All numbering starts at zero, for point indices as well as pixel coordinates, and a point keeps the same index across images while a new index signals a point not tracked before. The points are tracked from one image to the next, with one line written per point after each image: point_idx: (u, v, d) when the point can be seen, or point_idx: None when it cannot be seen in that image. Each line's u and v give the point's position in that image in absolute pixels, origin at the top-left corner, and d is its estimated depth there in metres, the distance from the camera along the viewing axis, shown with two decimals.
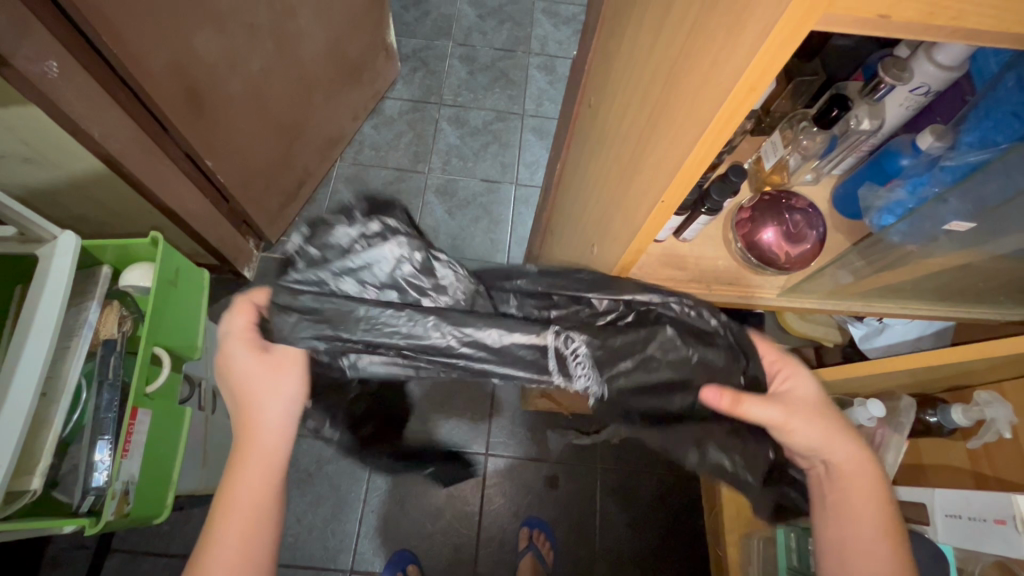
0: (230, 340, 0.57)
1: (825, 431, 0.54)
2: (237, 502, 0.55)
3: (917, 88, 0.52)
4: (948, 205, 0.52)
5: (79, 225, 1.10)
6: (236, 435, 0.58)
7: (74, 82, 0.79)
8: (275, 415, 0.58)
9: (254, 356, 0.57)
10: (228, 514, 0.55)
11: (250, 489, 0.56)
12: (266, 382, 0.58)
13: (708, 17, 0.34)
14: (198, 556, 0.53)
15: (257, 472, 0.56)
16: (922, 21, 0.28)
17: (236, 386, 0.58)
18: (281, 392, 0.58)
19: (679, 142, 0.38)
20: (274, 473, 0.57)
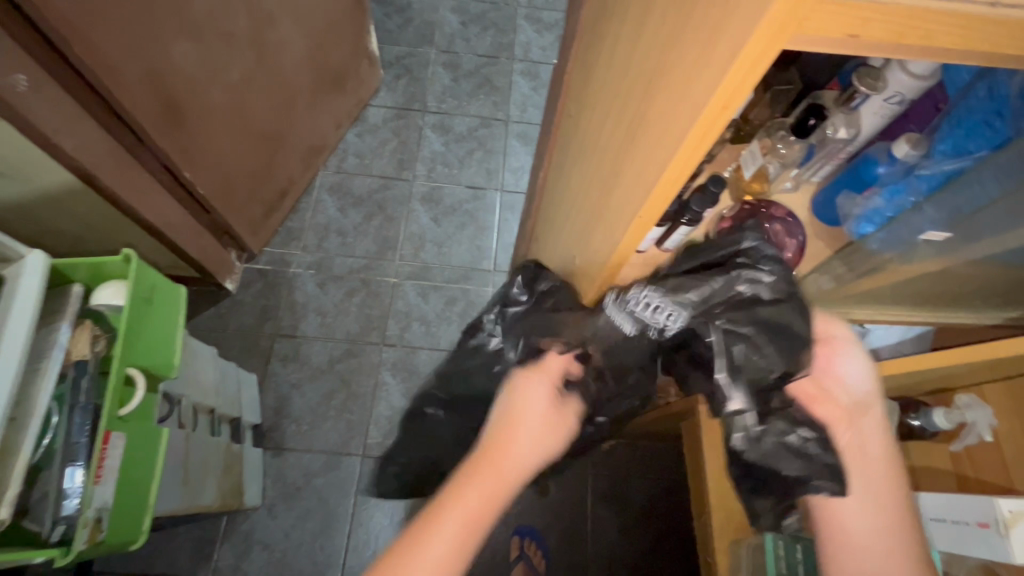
0: (542, 378, 0.63)
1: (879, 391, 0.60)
2: (459, 503, 0.54)
3: (891, 97, 0.52)
4: (924, 213, 0.54)
5: (53, 241, 1.07)
6: (492, 445, 0.59)
7: (44, 95, 0.77)
8: (528, 453, 0.59)
9: (551, 403, 0.62)
10: (447, 511, 0.54)
11: (466, 517, 0.54)
12: (546, 437, 0.61)
13: (681, 35, 0.34)
14: (412, 542, 0.52)
15: (484, 491, 0.55)
16: (889, 40, 0.28)
17: (523, 421, 0.60)
18: (545, 448, 0.61)
19: (655, 159, 0.38)
20: (497, 499, 0.56)
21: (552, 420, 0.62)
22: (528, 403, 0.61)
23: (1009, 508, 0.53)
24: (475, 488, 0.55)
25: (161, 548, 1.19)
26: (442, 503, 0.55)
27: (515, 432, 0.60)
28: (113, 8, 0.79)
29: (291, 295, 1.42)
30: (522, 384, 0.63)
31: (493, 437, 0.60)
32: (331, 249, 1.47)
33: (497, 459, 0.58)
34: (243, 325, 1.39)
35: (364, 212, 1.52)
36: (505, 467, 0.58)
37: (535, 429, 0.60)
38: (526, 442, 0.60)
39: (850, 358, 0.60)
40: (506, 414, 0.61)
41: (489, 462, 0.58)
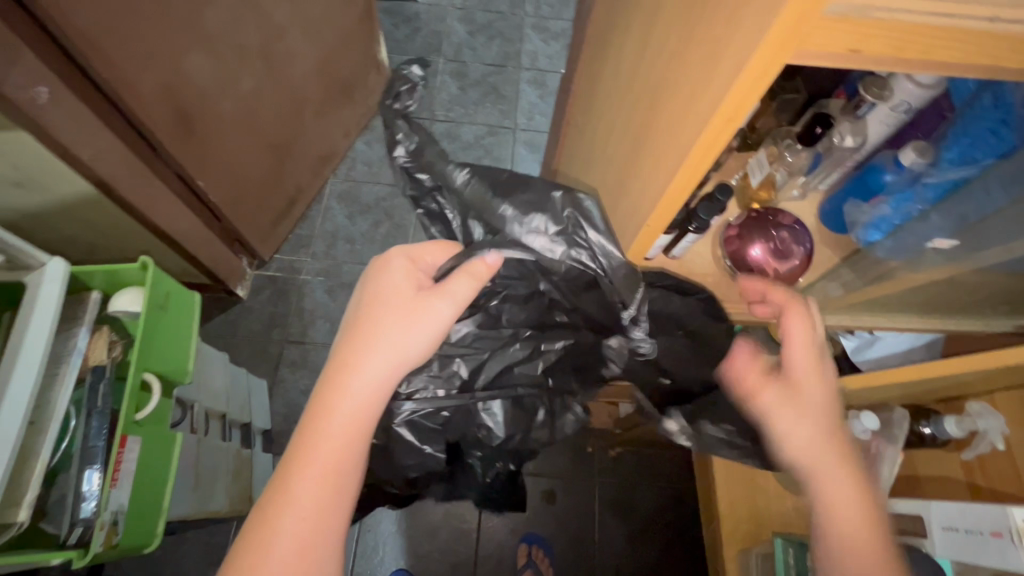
0: (399, 254, 0.56)
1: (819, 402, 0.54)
2: (315, 446, 0.49)
3: (898, 105, 0.53)
4: (931, 222, 0.56)
5: (69, 248, 1.09)
6: (331, 366, 0.52)
7: (65, 107, 0.79)
8: (380, 357, 0.51)
9: (408, 285, 0.55)
10: (307, 460, 0.48)
11: (333, 447, 0.49)
12: (407, 324, 0.53)
13: (688, 49, 0.34)
14: (273, 495, 0.48)
15: (343, 424, 0.49)
16: (890, 55, 0.28)
17: (374, 317, 0.53)
18: (408, 342, 0.52)
19: (663, 169, 0.39)
20: (361, 427, 0.50)
21: (410, 301, 0.54)
22: (382, 299, 0.54)
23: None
24: (329, 407, 0.50)
25: (171, 553, 1.20)
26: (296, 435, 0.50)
27: (362, 333, 0.52)
28: (131, 23, 0.81)
29: (300, 302, 1.44)
30: (376, 270, 0.56)
31: (340, 346, 0.53)
32: (340, 256, 1.49)
33: (343, 371, 0.51)
34: (254, 331, 1.41)
35: (373, 220, 1.53)
36: (353, 374, 0.51)
37: (389, 322, 0.53)
38: (379, 338, 0.52)
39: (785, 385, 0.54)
40: (355, 314, 0.54)
41: (337, 375, 0.51)
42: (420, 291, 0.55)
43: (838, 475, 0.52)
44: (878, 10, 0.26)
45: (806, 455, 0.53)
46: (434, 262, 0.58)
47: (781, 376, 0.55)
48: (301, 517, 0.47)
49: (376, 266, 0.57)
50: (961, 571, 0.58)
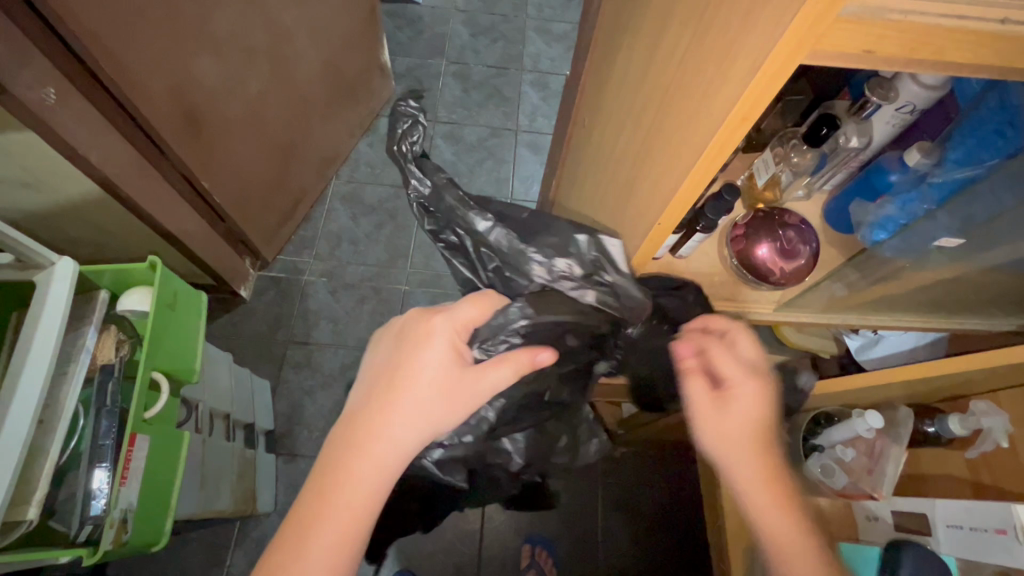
0: (448, 320, 0.54)
1: (752, 434, 0.53)
2: (326, 517, 0.47)
3: (903, 107, 0.54)
4: (937, 222, 0.54)
5: (74, 248, 1.10)
6: (353, 428, 0.50)
7: (72, 108, 0.80)
8: (407, 429, 0.50)
9: (449, 357, 0.52)
10: (315, 531, 0.47)
11: (345, 520, 0.47)
12: (439, 408, 0.51)
13: (700, 50, 0.35)
14: (273, 559, 0.46)
15: (358, 496, 0.48)
16: (904, 55, 0.29)
17: (406, 387, 0.51)
18: (437, 423, 0.51)
19: (674, 167, 0.39)
20: (374, 501, 0.49)
21: (449, 382, 0.51)
22: (416, 368, 0.51)
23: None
24: (346, 476, 0.48)
25: (175, 553, 1.20)
26: (305, 498, 0.48)
27: (390, 402, 0.50)
28: (138, 24, 0.81)
29: (304, 303, 1.44)
30: (418, 332, 0.53)
31: (363, 409, 0.51)
32: (343, 257, 1.49)
33: (365, 440, 0.49)
34: (257, 332, 1.41)
35: (376, 221, 1.54)
36: (375, 445, 0.49)
37: (421, 401, 0.50)
38: (407, 413, 0.50)
39: (722, 411, 0.53)
40: (385, 375, 0.52)
41: (358, 441, 0.49)
42: (461, 372, 0.52)
43: (785, 509, 0.51)
44: (892, 12, 0.26)
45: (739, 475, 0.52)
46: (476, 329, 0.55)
47: (715, 396, 0.54)
48: None
49: (416, 326, 0.53)
50: (965, 568, 0.59)
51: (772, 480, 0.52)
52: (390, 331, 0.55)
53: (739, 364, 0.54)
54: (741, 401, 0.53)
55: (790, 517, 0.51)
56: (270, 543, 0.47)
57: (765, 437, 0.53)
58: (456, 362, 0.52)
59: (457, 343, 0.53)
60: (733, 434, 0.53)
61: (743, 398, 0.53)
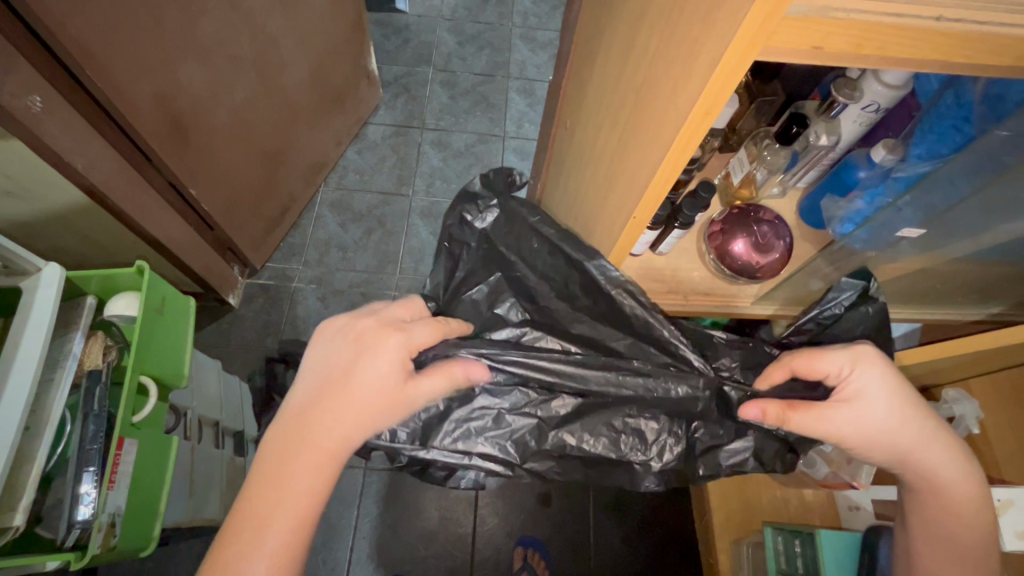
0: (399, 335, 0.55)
1: (901, 428, 0.52)
2: (273, 508, 0.50)
3: (867, 106, 0.56)
4: (902, 213, 0.55)
5: (59, 257, 1.09)
6: (297, 428, 0.52)
7: (58, 116, 0.80)
8: (353, 430, 0.53)
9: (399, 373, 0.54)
10: (260, 523, 0.50)
11: (292, 513, 0.50)
12: (384, 409, 0.54)
13: (667, 49, 0.37)
14: (221, 545, 0.49)
15: (301, 490, 0.51)
16: (851, 51, 0.31)
17: (352, 389, 0.53)
18: (379, 424, 0.54)
19: (647, 162, 0.41)
20: (317, 495, 0.51)
21: (391, 387, 0.54)
22: (362, 373, 0.53)
23: (1000, 496, 0.56)
24: (289, 473, 0.51)
25: (164, 564, 1.19)
26: (252, 493, 0.51)
27: (335, 402, 0.52)
28: (125, 32, 0.82)
29: (293, 310, 1.44)
30: (370, 342, 0.55)
31: (308, 407, 0.53)
32: (332, 263, 1.50)
33: (310, 438, 0.52)
34: (246, 339, 1.41)
35: (365, 227, 1.54)
36: (321, 443, 0.52)
37: (365, 403, 0.53)
38: (350, 412, 0.52)
39: (861, 419, 0.52)
40: (331, 378, 0.54)
41: (301, 438, 0.52)
42: (405, 379, 0.55)
43: (954, 499, 0.52)
44: (837, 10, 0.28)
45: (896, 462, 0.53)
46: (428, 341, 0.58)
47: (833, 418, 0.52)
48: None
49: (366, 333, 0.56)
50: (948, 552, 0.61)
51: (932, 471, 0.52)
52: (329, 336, 0.57)
53: (854, 367, 0.52)
54: (874, 403, 0.52)
55: (959, 504, 0.52)
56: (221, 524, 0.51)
57: (912, 426, 0.52)
58: (399, 370, 0.54)
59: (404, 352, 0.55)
60: (876, 442, 0.52)
61: (874, 398, 0.52)
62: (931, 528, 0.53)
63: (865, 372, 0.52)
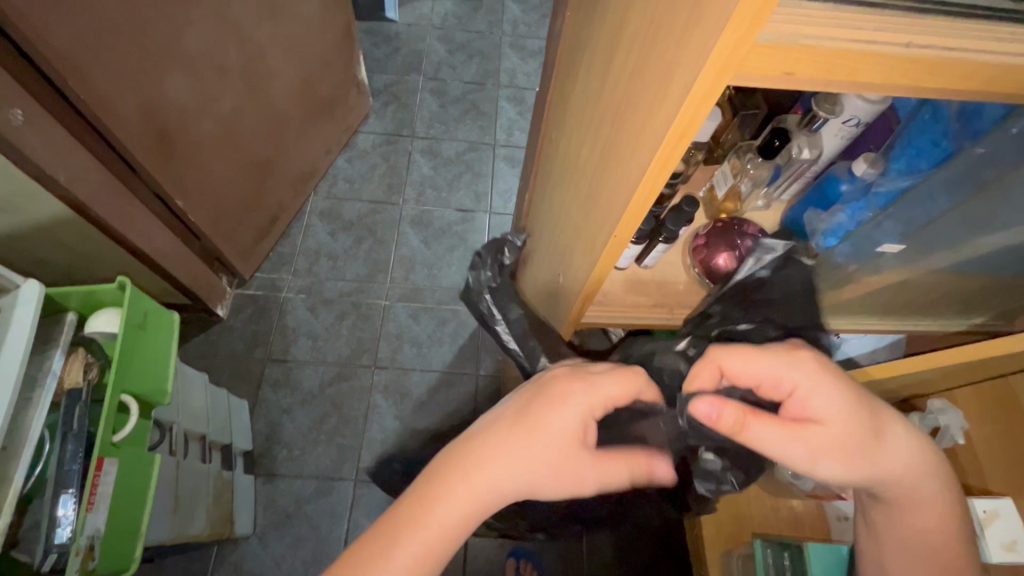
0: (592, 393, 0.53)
1: (862, 436, 0.50)
2: (413, 534, 0.46)
3: (848, 120, 0.56)
4: (882, 228, 0.57)
5: (42, 271, 1.07)
6: (468, 460, 0.49)
7: (40, 128, 0.79)
8: (510, 480, 0.49)
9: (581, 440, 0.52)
10: (401, 542, 0.46)
11: (426, 545, 0.46)
12: (555, 477, 0.50)
13: (644, 69, 0.37)
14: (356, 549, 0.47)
15: (441, 527, 0.47)
16: (823, 77, 0.31)
17: (532, 438, 0.50)
18: (542, 488, 0.50)
19: (626, 179, 0.40)
20: (453, 538, 0.47)
21: (570, 453, 0.51)
22: (545, 422, 0.51)
23: (983, 509, 0.57)
24: (439, 501, 0.47)
25: None
26: (400, 507, 0.48)
27: (511, 445, 0.50)
28: (109, 44, 0.81)
29: (282, 320, 1.43)
30: (557, 394, 0.53)
31: (488, 445, 0.50)
32: (322, 273, 1.49)
33: (462, 472, 0.49)
34: (234, 350, 1.39)
35: (355, 236, 1.54)
36: (478, 485, 0.48)
37: (542, 458, 0.50)
38: (522, 461, 0.49)
39: (824, 433, 0.49)
40: (515, 419, 0.51)
41: (464, 472, 0.48)
42: (583, 447, 0.52)
43: (925, 506, 0.54)
44: (807, 37, 0.28)
45: (860, 474, 0.51)
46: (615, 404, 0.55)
47: (791, 430, 0.49)
48: None
49: (557, 382, 0.54)
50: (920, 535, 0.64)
51: (901, 479, 0.52)
52: (529, 385, 0.56)
53: (795, 374, 0.51)
54: (829, 407, 0.50)
55: (930, 510, 0.54)
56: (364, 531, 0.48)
57: (873, 432, 0.50)
58: (580, 434, 0.52)
59: (590, 410, 0.53)
60: (837, 452, 0.49)
61: (830, 409, 0.50)
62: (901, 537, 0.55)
63: (808, 375, 0.51)
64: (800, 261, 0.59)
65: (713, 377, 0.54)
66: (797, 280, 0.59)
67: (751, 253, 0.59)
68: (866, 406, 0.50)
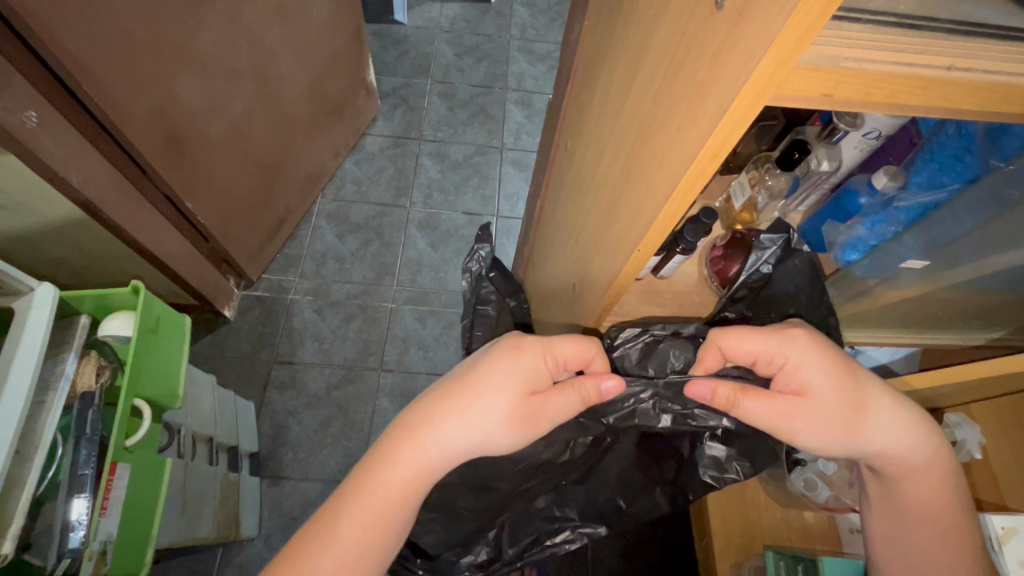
0: (539, 345, 0.54)
1: (842, 403, 0.51)
2: (370, 493, 0.51)
3: (870, 132, 0.58)
4: (904, 244, 0.58)
5: (53, 272, 1.07)
6: (417, 420, 0.52)
7: (54, 131, 0.79)
8: (459, 436, 0.51)
9: (526, 390, 0.53)
10: (358, 499, 0.51)
11: (383, 502, 0.51)
12: (502, 430, 0.52)
13: (673, 86, 0.36)
14: (325, 507, 0.52)
15: (395, 485, 0.51)
16: (861, 99, 0.31)
17: (478, 401, 0.52)
18: (492, 439, 0.52)
19: (651, 197, 0.41)
20: (407, 496, 0.51)
21: (515, 404, 0.52)
22: (492, 375, 0.53)
23: (1001, 525, 0.54)
24: (394, 460, 0.51)
25: None
26: (361, 468, 0.53)
27: (458, 402, 0.52)
28: (123, 48, 0.82)
29: (289, 322, 1.43)
30: (506, 349, 0.55)
31: (437, 404, 0.53)
32: (329, 274, 1.49)
33: (412, 431, 0.52)
34: (241, 351, 1.39)
35: (362, 238, 1.54)
36: (425, 440, 0.51)
37: (486, 413, 0.52)
38: (469, 418, 0.52)
39: (809, 403, 0.51)
40: (464, 377, 0.54)
41: (413, 438, 0.52)
42: (532, 398, 0.53)
43: (921, 475, 0.55)
44: (845, 60, 0.29)
45: (843, 443, 0.53)
46: (570, 357, 0.55)
47: (779, 405, 0.51)
48: (334, 549, 0.50)
49: (507, 344, 0.55)
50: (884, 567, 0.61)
51: (885, 448, 0.53)
52: (493, 343, 0.58)
53: (787, 350, 0.51)
54: (816, 380, 0.51)
55: (927, 478, 0.55)
56: (333, 491, 0.53)
57: (853, 397, 0.52)
58: (527, 385, 0.53)
59: (541, 368, 0.54)
60: (822, 426, 0.52)
61: (816, 380, 0.51)
62: (899, 507, 0.56)
63: (800, 351, 0.51)
64: (801, 252, 0.58)
65: (717, 360, 0.53)
66: (799, 270, 0.58)
67: (754, 252, 0.59)
68: (850, 375, 0.52)
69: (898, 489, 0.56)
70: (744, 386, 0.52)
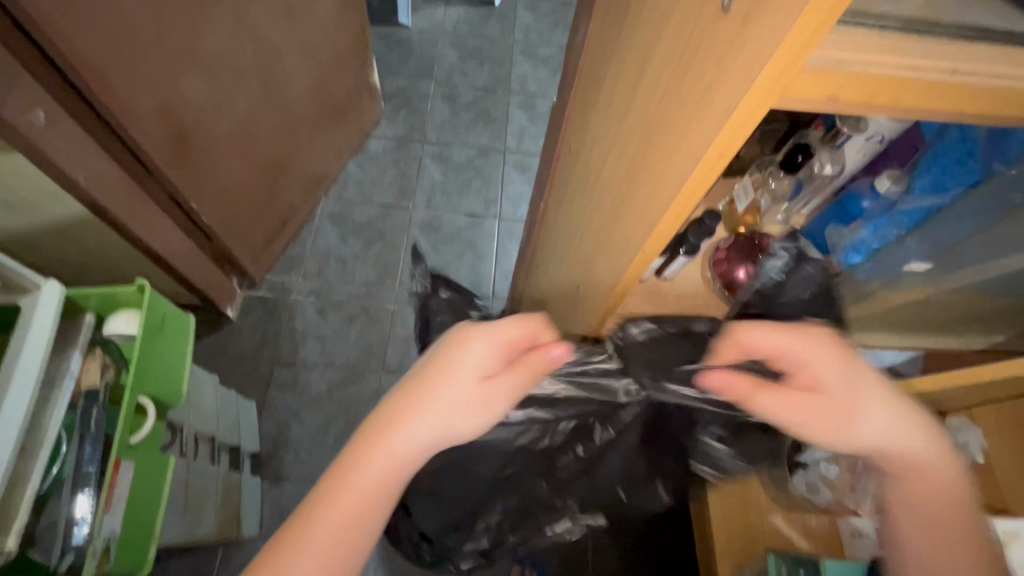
0: (488, 332, 0.53)
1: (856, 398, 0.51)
2: (333, 504, 0.48)
3: (873, 137, 0.57)
4: (907, 247, 0.60)
5: (58, 270, 1.08)
6: (374, 423, 0.51)
7: (61, 130, 0.80)
8: (420, 432, 0.50)
9: (482, 378, 0.52)
10: (321, 511, 0.48)
11: (349, 510, 0.48)
12: (462, 417, 0.51)
13: (679, 88, 0.37)
14: (286, 526, 0.48)
15: (359, 490, 0.49)
16: (866, 103, 0.31)
17: (430, 389, 0.51)
18: (454, 429, 0.51)
19: (655, 198, 0.41)
20: (374, 501, 0.49)
21: (471, 391, 0.52)
22: (445, 368, 0.52)
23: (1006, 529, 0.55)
24: (354, 465, 0.49)
25: None
26: (321, 480, 0.50)
27: (414, 400, 0.51)
28: (130, 47, 0.83)
29: (291, 322, 1.43)
30: (455, 341, 0.53)
31: (392, 405, 0.51)
32: (332, 275, 1.49)
33: (371, 432, 0.51)
34: (243, 351, 1.39)
35: (365, 239, 1.54)
36: (387, 440, 0.50)
37: (444, 404, 0.51)
38: (427, 413, 0.50)
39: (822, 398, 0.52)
40: (417, 374, 0.53)
41: (374, 438, 0.50)
42: (488, 384, 0.52)
43: (928, 486, 0.53)
44: (853, 65, 0.29)
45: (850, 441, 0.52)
46: (519, 339, 0.54)
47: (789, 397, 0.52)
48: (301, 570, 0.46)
49: (455, 335, 0.54)
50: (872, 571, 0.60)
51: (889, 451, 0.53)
52: (440, 339, 0.57)
53: (807, 347, 0.52)
54: (828, 376, 0.52)
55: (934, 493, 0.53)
56: (293, 509, 0.49)
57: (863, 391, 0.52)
58: (482, 373, 0.52)
59: (492, 353, 0.53)
60: (827, 422, 0.52)
61: (829, 374, 0.52)
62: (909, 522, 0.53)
63: (820, 344, 0.52)
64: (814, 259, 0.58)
65: (736, 355, 0.54)
66: (811, 275, 0.58)
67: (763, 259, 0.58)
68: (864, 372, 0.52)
69: (903, 504, 0.53)
70: (761, 381, 0.52)
